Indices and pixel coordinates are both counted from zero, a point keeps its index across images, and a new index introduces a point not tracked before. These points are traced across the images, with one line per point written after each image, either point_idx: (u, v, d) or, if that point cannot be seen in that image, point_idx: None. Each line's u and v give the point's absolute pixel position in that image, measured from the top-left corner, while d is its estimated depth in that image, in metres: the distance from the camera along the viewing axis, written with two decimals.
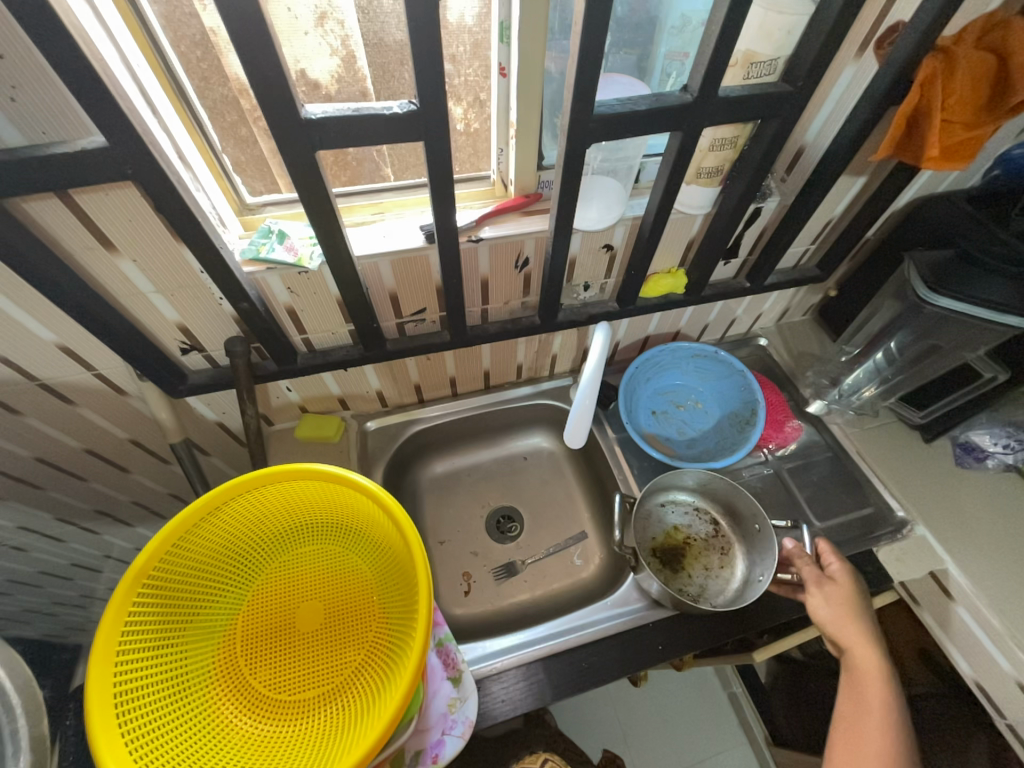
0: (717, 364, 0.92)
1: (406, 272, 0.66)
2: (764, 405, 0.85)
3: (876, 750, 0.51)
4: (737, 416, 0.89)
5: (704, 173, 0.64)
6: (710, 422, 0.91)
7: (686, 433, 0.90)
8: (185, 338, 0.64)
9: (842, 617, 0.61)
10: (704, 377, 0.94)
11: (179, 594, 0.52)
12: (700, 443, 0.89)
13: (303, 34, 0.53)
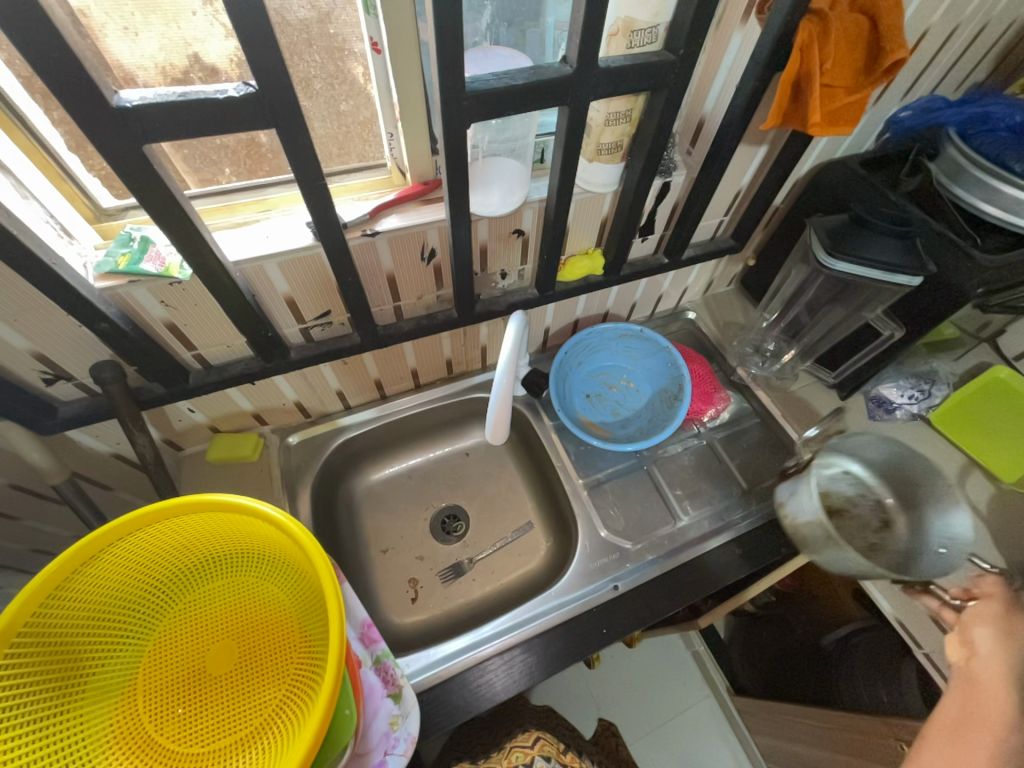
0: (642, 342, 0.92)
1: (299, 274, 0.61)
2: (689, 379, 0.86)
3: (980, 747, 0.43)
4: (666, 392, 0.90)
5: (604, 150, 0.62)
6: (642, 400, 0.92)
7: (621, 414, 0.91)
8: (46, 367, 0.57)
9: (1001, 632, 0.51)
10: (633, 355, 0.94)
11: (57, 658, 0.46)
12: (633, 422, 0.90)
13: (189, 14, 0.46)
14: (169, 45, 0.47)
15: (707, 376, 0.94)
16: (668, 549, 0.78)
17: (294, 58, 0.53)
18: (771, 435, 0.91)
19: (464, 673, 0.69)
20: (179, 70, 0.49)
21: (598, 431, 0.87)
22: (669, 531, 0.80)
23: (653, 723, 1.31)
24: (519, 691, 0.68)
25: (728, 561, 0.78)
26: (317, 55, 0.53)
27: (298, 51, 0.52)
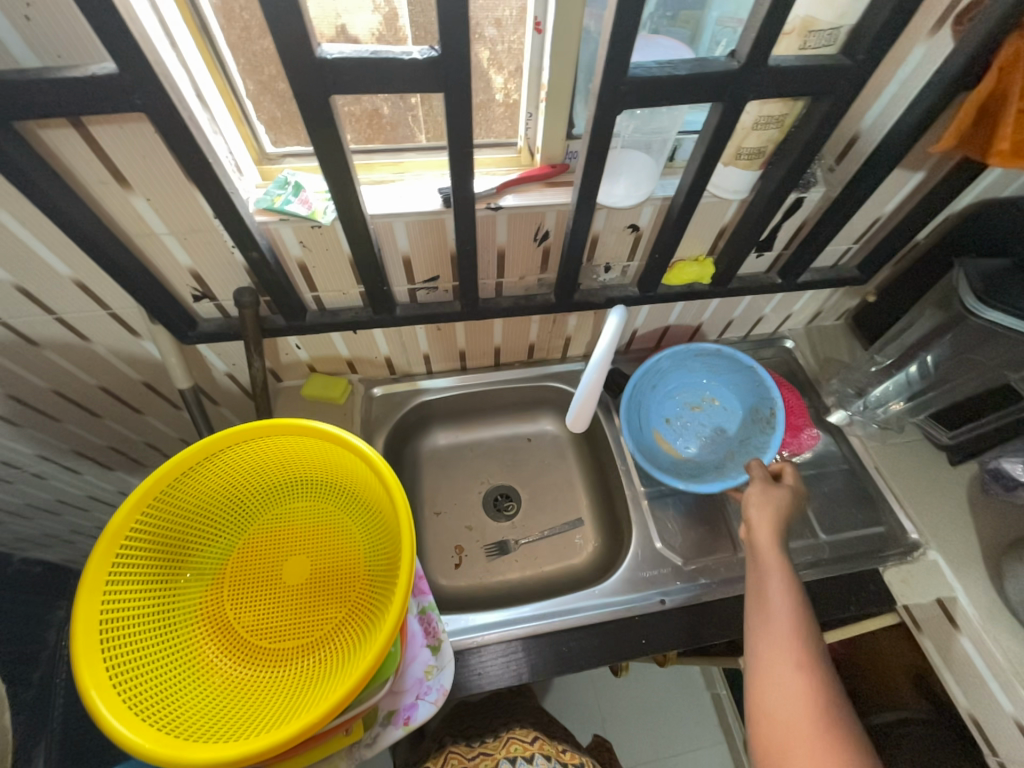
0: (726, 360, 0.88)
1: (421, 237, 0.64)
2: (782, 405, 0.81)
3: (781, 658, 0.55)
4: (757, 413, 0.85)
5: (744, 154, 0.59)
6: (728, 423, 0.88)
7: (707, 438, 0.87)
8: (197, 285, 0.64)
9: (764, 539, 0.63)
10: (713, 373, 0.90)
11: (170, 534, 0.53)
12: (721, 450, 0.86)
13: None
14: (321, 12, 0.52)
15: (798, 408, 0.88)
16: (724, 577, 0.75)
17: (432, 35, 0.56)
18: (860, 486, 0.84)
19: (498, 645, 0.70)
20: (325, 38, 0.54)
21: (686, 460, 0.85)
22: (727, 560, 0.77)
23: (655, 752, 1.27)
24: (545, 674, 0.69)
25: None
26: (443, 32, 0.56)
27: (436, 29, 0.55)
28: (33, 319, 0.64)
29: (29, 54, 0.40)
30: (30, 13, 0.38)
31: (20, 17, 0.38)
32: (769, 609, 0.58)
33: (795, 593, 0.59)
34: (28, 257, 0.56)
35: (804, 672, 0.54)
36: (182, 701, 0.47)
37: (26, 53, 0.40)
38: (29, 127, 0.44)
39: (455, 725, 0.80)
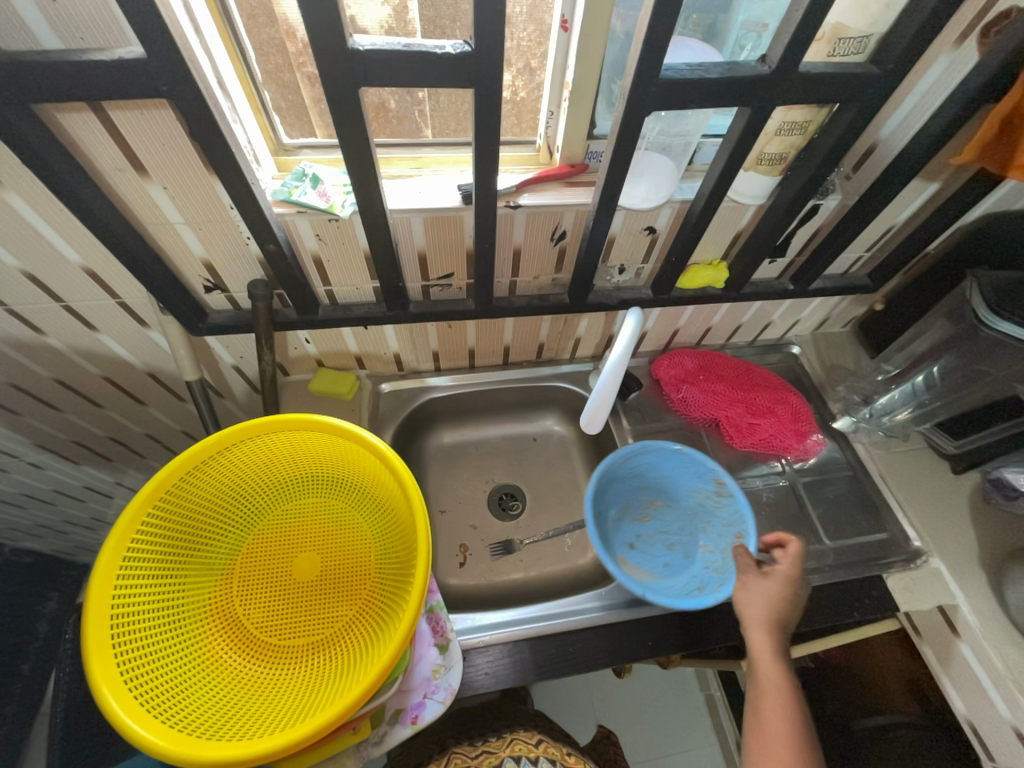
0: (643, 456, 0.83)
1: (438, 233, 0.64)
2: (723, 472, 0.79)
3: None
4: (706, 496, 0.82)
5: (766, 159, 0.59)
6: (684, 511, 0.84)
7: (676, 545, 0.81)
8: (209, 276, 0.63)
9: (760, 646, 0.59)
10: (633, 474, 0.84)
11: (181, 527, 0.52)
12: (694, 544, 0.81)
13: None
14: None
15: (805, 413, 0.87)
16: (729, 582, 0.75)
17: (444, 31, 0.56)
18: (865, 493, 0.85)
19: (508, 647, 0.67)
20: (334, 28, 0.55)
21: (669, 582, 0.76)
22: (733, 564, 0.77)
23: (648, 752, 1.27)
24: (555, 676, 0.67)
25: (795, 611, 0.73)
26: (459, 31, 0.56)
27: (447, 24, 0.55)
28: (40, 306, 0.63)
29: (52, 35, 0.39)
30: None
31: None
32: (767, 734, 0.54)
33: (794, 713, 0.55)
34: (38, 242, 0.55)
35: None
36: (193, 697, 0.46)
37: (49, 33, 0.39)
38: (48, 110, 0.43)
39: (456, 726, 0.79)
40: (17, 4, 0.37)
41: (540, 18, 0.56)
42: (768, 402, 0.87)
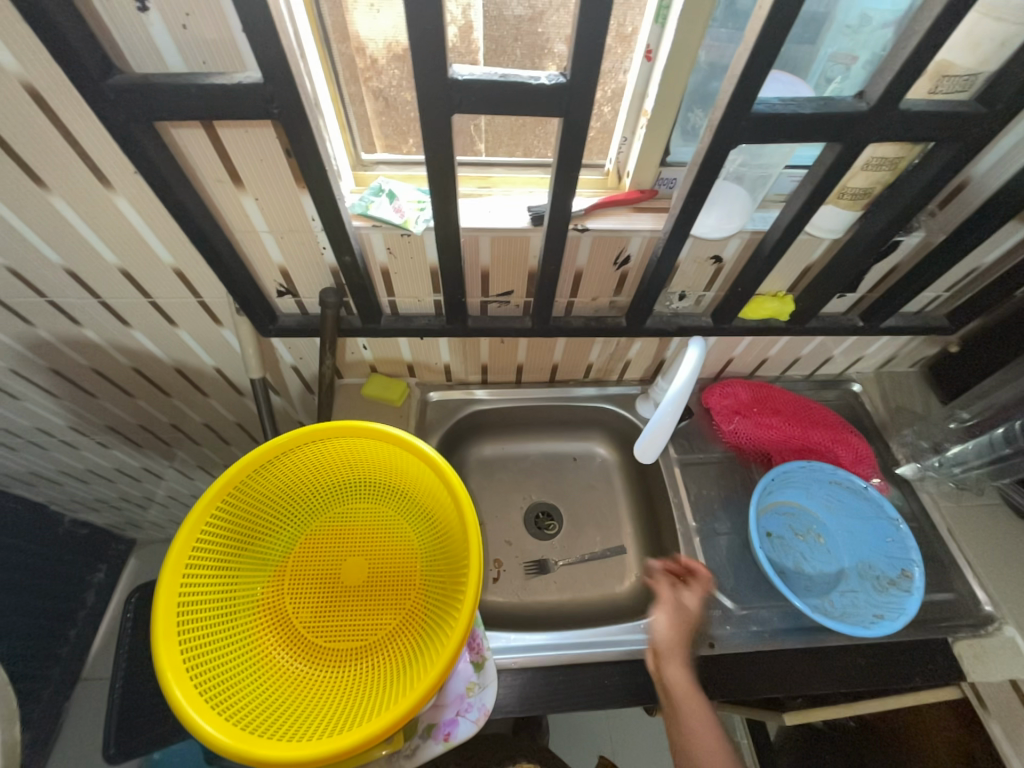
0: (858, 502, 0.78)
1: (504, 251, 0.64)
2: (921, 570, 0.70)
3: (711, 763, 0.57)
4: (875, 572, 0.74)
5: (848, 194, 0.57)
6: (833, 565, 0.76)
7: (805, 575, 0.76)
8: (284, 281, 0.67)
9: (669, 649, 0.63)
10: (837, 513, 0.80)
11: (242, 522, 0.54)
12: (818, 589, 0.74)
13: None
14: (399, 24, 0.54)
15: (866, 456, 0.83)
16: (777, 628, 0.71)
17: (504, 49, 0.57)
18: (930, 547, 0.79)
19: (549, 671, 0.65)
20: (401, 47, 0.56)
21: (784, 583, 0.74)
22: (782, 609, 0.73)
23: None
24: (593, 707, 0.64)
25: (848, 668, 0.68)
26: (520, 52, 0.57)
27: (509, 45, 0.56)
28: (130, 301, 0.68)
29: (178, 59, 0.42)
30: (188, 22, 0.40)
31: (178, 25, 0.40)
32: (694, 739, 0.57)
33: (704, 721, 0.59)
34: (138, 243, 0.59)
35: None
36: (244, 690, 0.48)
37: (176, 57, 0.42)
38: (165, 126, 0.47)
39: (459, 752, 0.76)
40: (154, 32, 0.41)
41: None
42: (826, 442, 0.83)
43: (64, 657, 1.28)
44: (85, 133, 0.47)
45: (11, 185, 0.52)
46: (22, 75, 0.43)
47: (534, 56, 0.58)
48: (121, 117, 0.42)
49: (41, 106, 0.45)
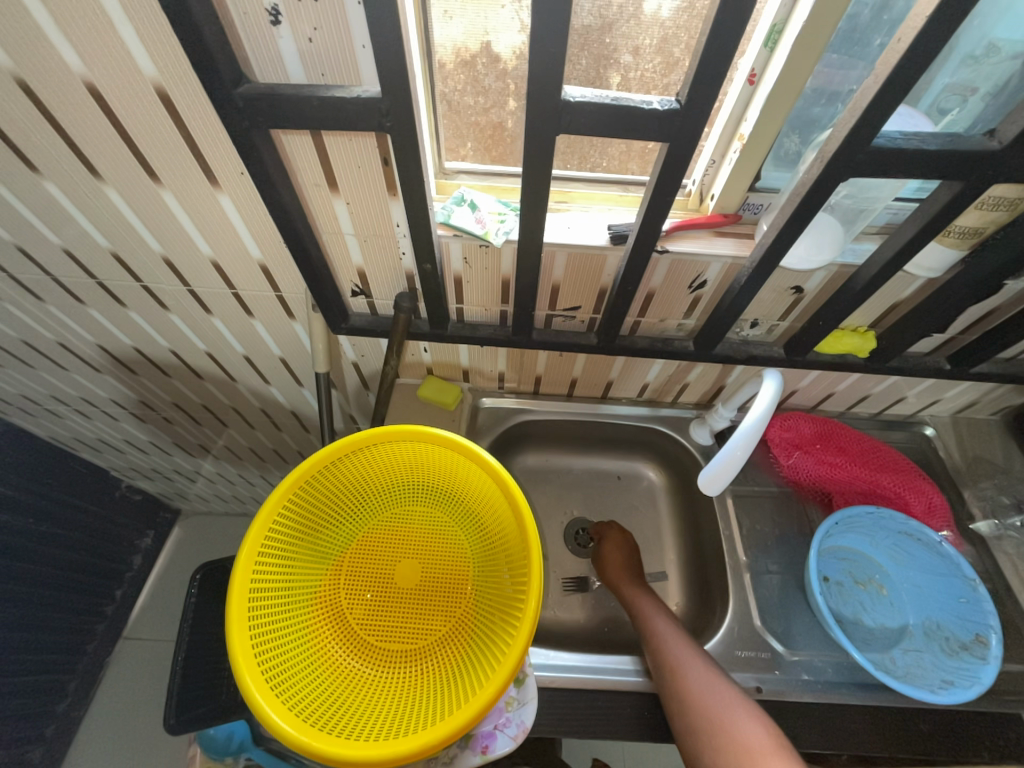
0: (929, 556, 0.73)
1: (578, 268, 0.64)
2: (999, 637, 0.66)
3: (685, 659, 0.60)
4: (943, 633, 0.69)
5: (956, 233, 0.54)
6: (896, 619, 0.72)
7: (865, 627, 0.72)
8: (359, 282, 0.68)
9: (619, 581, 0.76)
10: (902, 565, 0.75)
11: (308, 514, 0.56)
12: (879, 643, 0.70)
13: (499, 7, 0.52)
14: (470, 31, 0.54)
15: (940, 507, 0.78)
16: (830, 679, 0.68)
17: (570, 58, 0.56)
18: (1006, 612, 0.73)
19: (588, 694, 0.64)
20: (470, 54, 0.56)
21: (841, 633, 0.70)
22: (837, 660, 0.69)
23: None
24: (637, 736, 0.63)
25: (908, 732, 0.64)
26: (585, 60, 0.56)
27: (575, 52, 0.55)
28: (216, 291, 0.71)
29: (300, 70, 0.44)
30: (314, 36, 0.42)
31: (305, 39, 0.42)
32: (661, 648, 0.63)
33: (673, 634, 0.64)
34: (232, 238, 0.62)
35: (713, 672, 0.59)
36: (303, 681, 0.50)
37: (298, 69, 0.44)
38: (278, 133, 0.49)
39: None
40: (282, 44, 0.43)
41: (669, 50, 0.55)
42: (896, 488, 0.79)
43: (109, 613, 1.36)
44: (204, 135, 0.50)
45: (129, 177, 0.55)
46: (156, 79, 0.46)
47: (599, 67, 0.57)
48: (244, 123, 0.44)
49: (168, 107, 0.48)
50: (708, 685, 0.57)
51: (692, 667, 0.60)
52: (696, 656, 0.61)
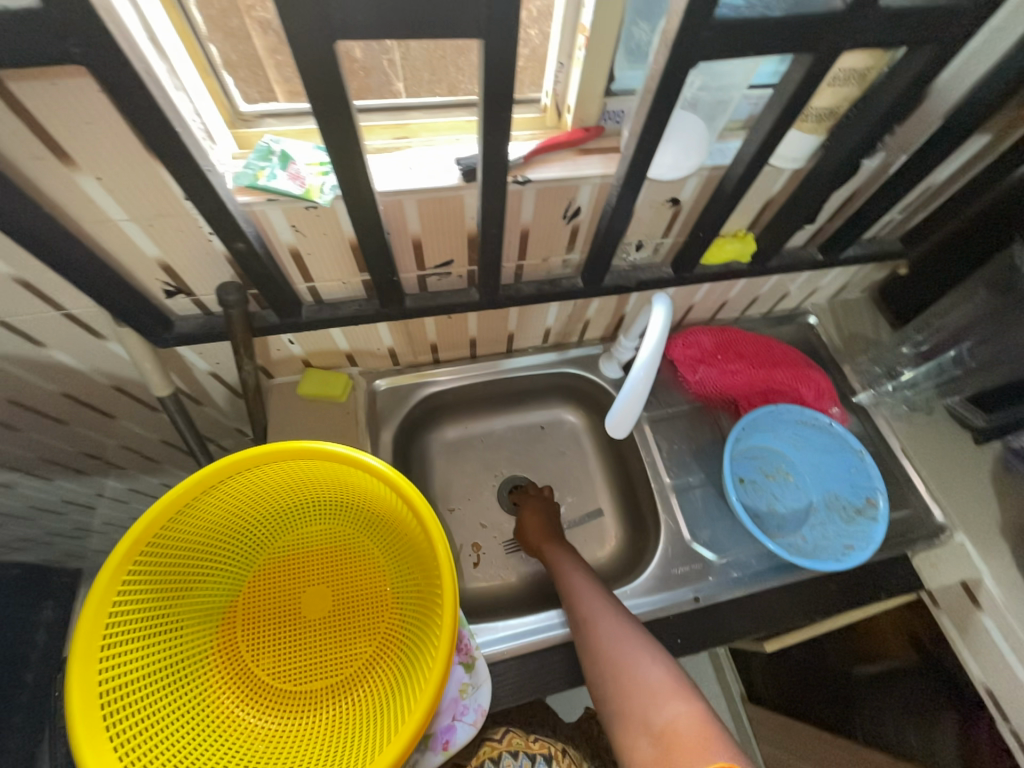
0: (823, 439, 0.79)
1: (434, 215, 0.55)
2: (885, 495, 0.73)
3: (598, 611, 0.58)
4: (840, 503, 0.76)
5: (813, 116, 0.52)
6: (802, 500, 0.79)
7: (778, 513, 0.77)
8: (169, 279, 0.54)
9: (540, 540, 0.74)
10: (802, 450, 0.81)
11: (171, 578, 0.47)
12: (792, 526, 0.76)
13: None
14: None
15: (827, 389, 0.83)
16: (756, 569, 0.73)
17: None
18: (886, 468, 0.81)
19: (542, 653, 0.63)
20: None
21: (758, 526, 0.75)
22: (758, 551, 0.75)
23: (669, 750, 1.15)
24: None
25: (821, 596, 0.71)
26: None
27: None
28: None
29: None
30: None
31: None
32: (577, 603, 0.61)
33: (590, 588, 0.62)
34: None
35: (626, 620, 0.57)
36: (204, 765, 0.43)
37: None
38: None
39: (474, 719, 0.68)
40: None
41: None
42: (789, 381, 0.83)
43: None
44: None
45: None
46: None
47: None
48: None
49: None
50: (614, 632, 0.55)
51: (603, 617, 0.57)
52: (609, 605, 0.59)
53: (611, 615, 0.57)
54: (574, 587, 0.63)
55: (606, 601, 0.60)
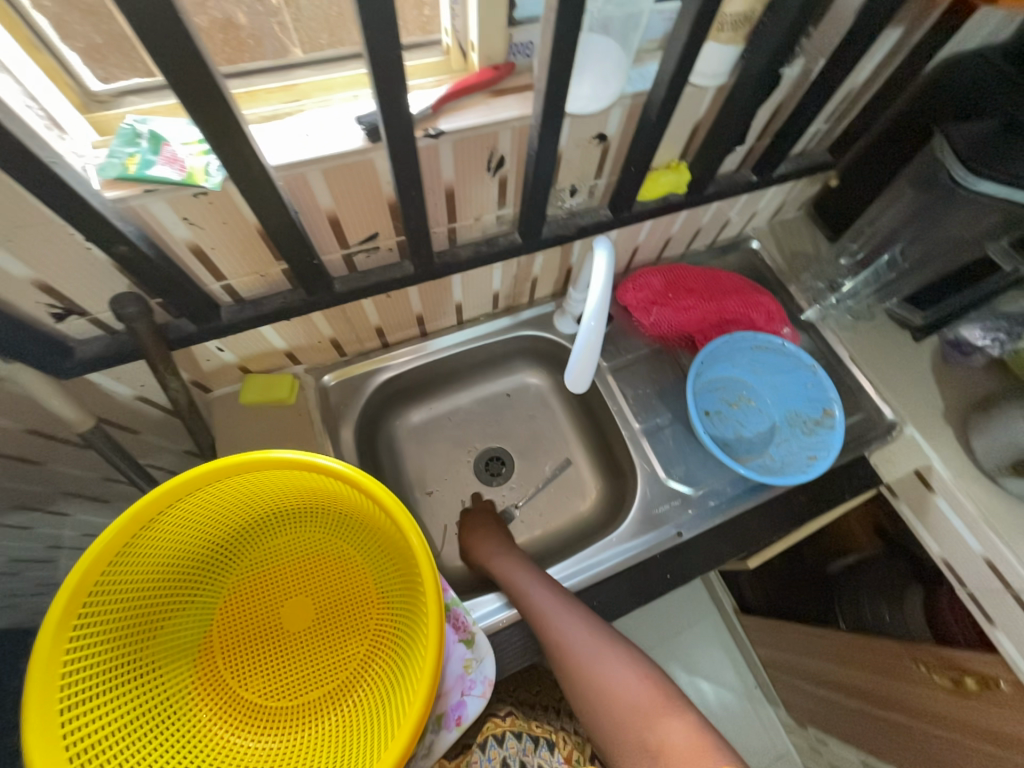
0: (778, 359, 0.81)
1: (345, 184, 0.50)
2: (839, 403, 0.76)
3: (570, 633, 0.55)
4: (801, 417, 0.79)
5: (728, 23, 0.49)
6: (766, 421, 0.81)
7: (745, 437, 0.79)
8: (53, 300, 0.48)
9: (490, 558, 0.68)
10: (761, 373, 0.83)
11: (128, 626, 0.43)
12: (759, 446, 0.79)
13: None
14: None
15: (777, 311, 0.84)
16: (730, 495, 0.75)
17: None
18: (837, 378, 0.85)
19: None
20: None
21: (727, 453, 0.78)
22: (732, 476, 0.77)
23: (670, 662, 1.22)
24: None
25: (792, 509, 0.75)
26: None
27: None
28: None
29: None
30: None
31: None
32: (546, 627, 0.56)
33: (556, 607, 0.58)
34: None
35: (600, 637, 0.55)
36: None
37: None
38: None
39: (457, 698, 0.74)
40: None
41: None
42: (739, 309, 0.83)
43: None
44: None
45: None
46: None
47: None
48: None
49: None
50: (593, 656, 0.53)
51: (578, 641, 0.54)
52: (580, 624, 0.56)
53: (585, 636, 0.55)
54: (537, 610, 0.58)
55: (576, 617, 0.57)
